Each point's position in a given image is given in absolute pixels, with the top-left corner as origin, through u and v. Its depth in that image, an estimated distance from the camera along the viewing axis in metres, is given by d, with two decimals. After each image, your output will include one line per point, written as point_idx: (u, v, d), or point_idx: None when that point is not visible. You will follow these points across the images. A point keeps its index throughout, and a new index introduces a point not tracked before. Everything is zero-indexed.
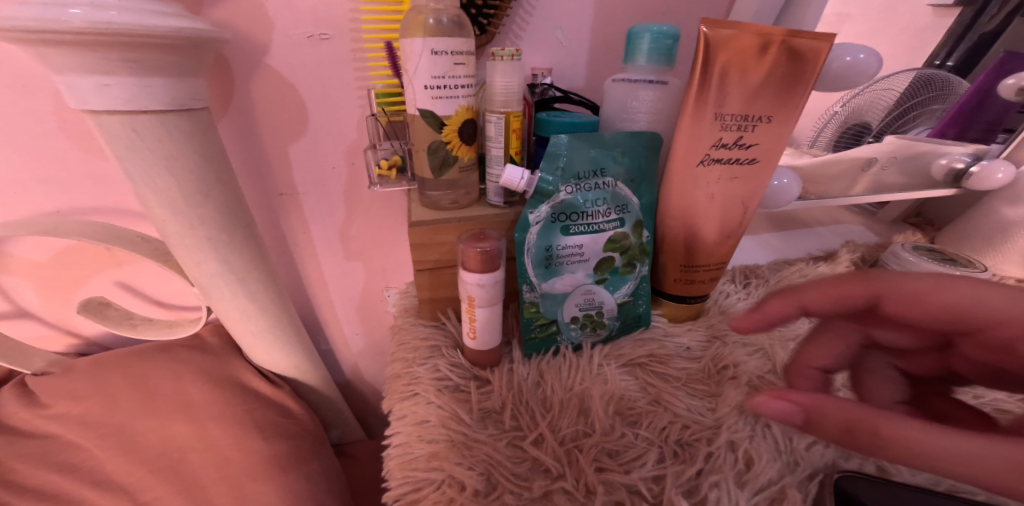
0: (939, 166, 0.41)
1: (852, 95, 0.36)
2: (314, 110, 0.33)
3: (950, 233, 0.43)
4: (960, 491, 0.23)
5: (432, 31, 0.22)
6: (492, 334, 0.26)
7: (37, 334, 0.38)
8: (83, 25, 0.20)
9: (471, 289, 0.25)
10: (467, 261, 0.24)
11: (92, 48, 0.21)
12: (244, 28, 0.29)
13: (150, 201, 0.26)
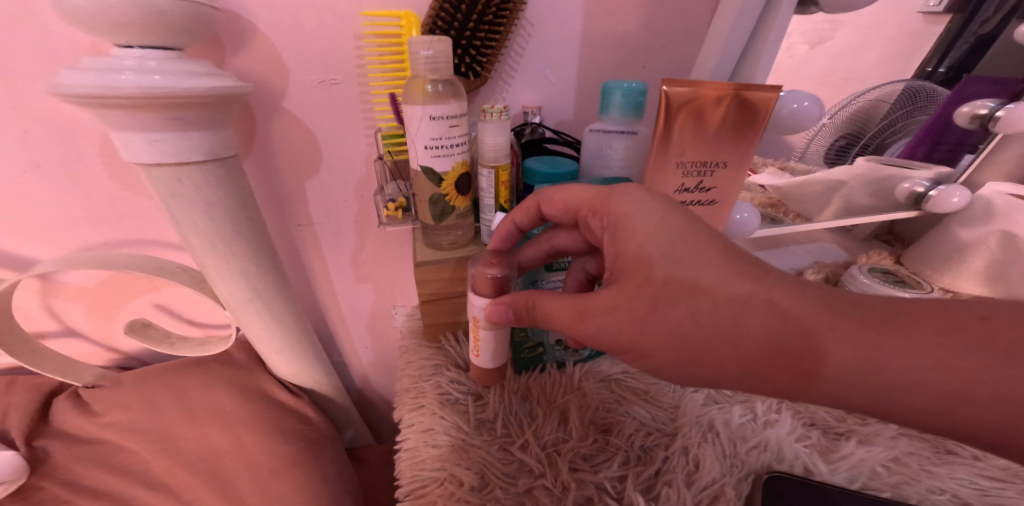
0: (901, 188, 0.45)
1: (841, 108, 0.40)
2: (328, 149, 0.37)
3: (915, 250, 0.46)
4: (872, 488, 0.26)
5: (429, 99, 0.26)
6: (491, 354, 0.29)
7: (84, 350, 0.42)
8: (135, 92, 0.24)
9: (477, 310, 0.28)
10: (477, 284, 0.28)
11: (145, 112, 0.25)
12: (264, 75, 0.33)
13: (192, 238, 0.30)
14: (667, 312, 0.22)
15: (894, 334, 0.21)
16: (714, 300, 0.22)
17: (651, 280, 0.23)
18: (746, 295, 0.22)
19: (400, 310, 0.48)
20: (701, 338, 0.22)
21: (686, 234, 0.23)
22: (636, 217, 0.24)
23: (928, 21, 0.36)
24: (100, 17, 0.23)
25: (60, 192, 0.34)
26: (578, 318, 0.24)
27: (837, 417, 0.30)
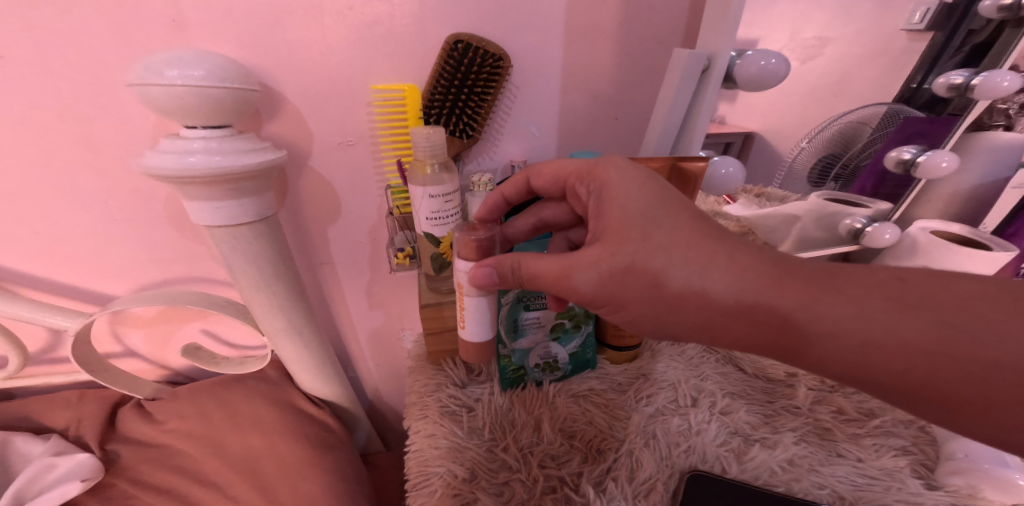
0: (844, 223, 0.52)
1: (817, 132, 0.50)
2: (346, 200, 0.44)
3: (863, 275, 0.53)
4: (773, 485, 0.32)
5: (427, 181, 0.34)
6: (478, 322, 0.34)
7: (141, 367, 0.50)
8: (206, 170, 0.31)
9: (463, 274, 0.33)
10: (462, 249, 0.33)
11: (211, 186, 0.32)
12: (293, 140, 0.40)
13: (242, 279, 0.38)
14: (646, 262, 0.28)
15: (830, 290, 0.26)
16: (684, 252, 0.27)
17: (633, 237, 0.28)
18: (712, 248, 0.27)
19: (408, 333, 0.55)
20: (674, 290, 0.27)
21: (661, 198, 0.29)
22: (620, 184, 0.31)
23: (913, 35, 0.43)
24: (184, 108, 0.31)
25: (133, 240, 0.42)
26: (564, 273, 0.29)
27: (757, 425, 0.36)
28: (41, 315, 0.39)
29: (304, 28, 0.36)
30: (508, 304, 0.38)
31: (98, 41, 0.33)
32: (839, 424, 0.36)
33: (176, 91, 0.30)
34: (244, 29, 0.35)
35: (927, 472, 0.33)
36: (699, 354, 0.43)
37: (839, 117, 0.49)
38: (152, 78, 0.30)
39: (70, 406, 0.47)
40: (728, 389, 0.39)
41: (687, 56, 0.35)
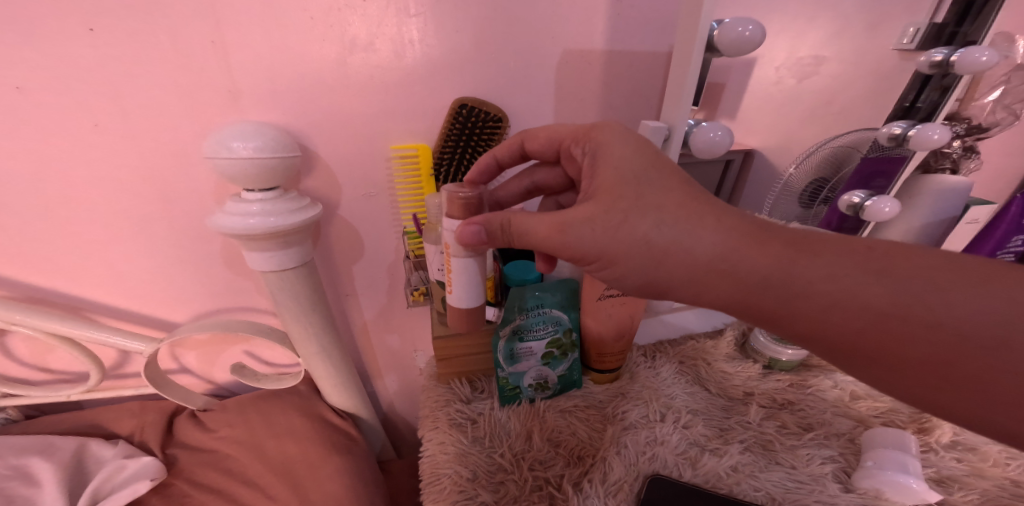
0: None
1: (805, 157, 0.59)
2: (368, 242, 0.52)
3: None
4: (718, 488, 0.41)
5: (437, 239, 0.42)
6: (465, 291, 0.39)
7: (191, 382, 0.58)
8: (263, 229, 0.39)
9: (449, 235, 0.38)
10: (453, 208, 0.37)
11: (266, 240, 0.41)
12: (327, 193, 0.48)
13: (287, 311, 0.47)
14: (637, 218, 0.32)
15: (804, 253, 0.31)
16: (671, 212, 0.32)
17: (625, 196, 0.33)
18: (699, 212, 0.32)
19: (421, 355, 0.62)
20: (660, 247, 0.32)
21: (651, 164, 0.34)
22: (615, 147, 0.35)
23: (905, 54, 0.56)
24: (247, 175, 0.39)
25: (194, 275, 0.50)
26: (557, 230, 0.34)
27: (711, 437, 0.45)
28: (122, 339, 0.48)
29: (341, 104, 0.45)
30: (503, 335, 0.45)
31: (181, 123, 0.42)
32: (781, 437, 0.46)
33: (239, 160, 0.38)
34: (293, 108, 0.44)
35: (846, 478, 0.43)
36: (670, 377, 0.53)
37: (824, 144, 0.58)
38: (221, 155, 0.38)
39: (134, 415, 0.56)
40: (692, 407, 0.49)
41: (651, 128, 0.44)
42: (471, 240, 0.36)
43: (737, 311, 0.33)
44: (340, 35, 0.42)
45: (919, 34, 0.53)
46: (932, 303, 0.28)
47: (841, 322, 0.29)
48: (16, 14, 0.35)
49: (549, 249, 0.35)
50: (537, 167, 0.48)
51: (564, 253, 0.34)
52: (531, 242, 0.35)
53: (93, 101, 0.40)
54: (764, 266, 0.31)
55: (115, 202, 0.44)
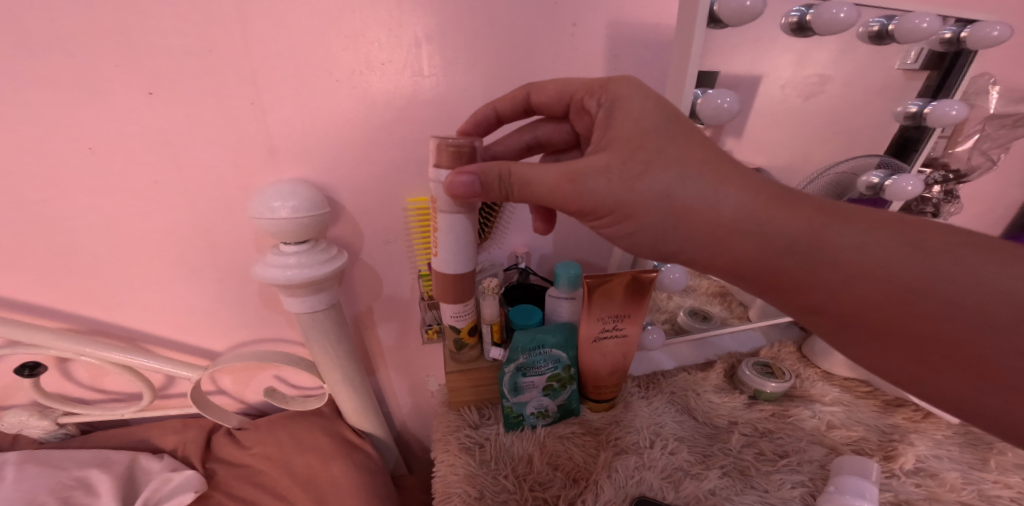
0: None
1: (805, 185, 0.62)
2: (387, 282, 0.58)
3: (810, 346, 0.70)
4: None
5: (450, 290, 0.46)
6: (447, 255, 0.44)
7: (226, 402, 0.65)
8: (300, 278, 0.45)
9: (434, 186, 0.41)
10: (441, 157, 0.40)
11: (301, 287, 0.47)
12: (350, 239, 0.54)
13: (316, 345, 0.53)
14: (656, 176, 0.35)
15: (832, 220, 0.35)
16: (693, 170, 0.35)
17: (643, 151, 0.35)
18: (727, 170, 0.35)
19: (432, 380, 0.68)
20: (686, 205, 0.35)
21: (666, 122, 0.36)
22: (632, 103, 0.37)
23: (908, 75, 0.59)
24: (284, 230, 0.44)
25: (234, 307, 0.56)
26: (569, 181, 0.36)
27: (694, 462, 0.51)
28: (173, 367, 0.54)
29: (366, 161, 0.51)
30: (509, 371, 0.50)
31: (228, 183, 0.48)
32: (757, 462, 0.52)
33: (277, 218, 0.43)
34: (323, 167, 0.50)
35: (813, 501, 0.48)
36: (661, 406, 0.59)
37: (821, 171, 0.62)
38: (263, 214, 0.43)
39: (176, 431, 0.61)
40: (679, 434, 0.55)
41: None
42: (464, 191, 0.38)
43: (770, 280, 0.36)
44: (367, 102, 0.48)
45: (922, 55, 0.57)
46: (946, 269, 0.32)
47: (866, 289, 0.33)
48: (99, 93, 0.42)
49: (561, 199, 0.37)
50: (541, 122, 0.51)
51: (577, 202, 0.36)
52: (543, 192, 0.37)
53: (157, 161, 0.46)
54: (794, 229, 0.35)
55: (169, 246, 0.50)
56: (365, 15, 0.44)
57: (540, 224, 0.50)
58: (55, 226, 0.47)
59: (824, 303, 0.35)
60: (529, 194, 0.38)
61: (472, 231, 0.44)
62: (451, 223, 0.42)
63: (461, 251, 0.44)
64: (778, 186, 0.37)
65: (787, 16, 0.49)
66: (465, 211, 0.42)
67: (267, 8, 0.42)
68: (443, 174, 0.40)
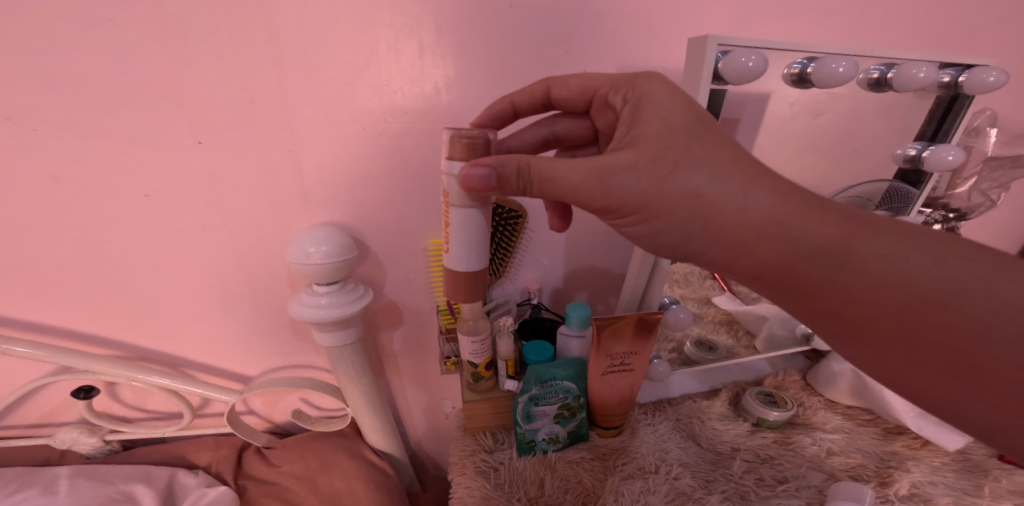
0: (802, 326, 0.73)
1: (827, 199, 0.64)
2: (407, 314, 0.62)
3: (815, 375, 0.72)
4: None
5: (469, 330, 0.52)
6: (458, 250, 0.42)
7: (255, 421, 0.69)
8: (332, 317, 0.49)
9: (447, 181, 0.40)
10: (455, 151, 0.39)
11: (332, 325, 0.51)
12: (374, 275, 0.58)
13: (342, 374, 0.57)
14: (687, 172, 0.34)
15: (863, 228, 0.34)
16: (722, 168, 0.34)
17: (675, 146, 0.35)
18: (755, 173, 0.35)
19: (447, 402, 0.72)
20: (712, 205, 0.34)
21: (696, 120, 0.36)
22: (662, 100, 0.37)
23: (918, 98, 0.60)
24: (318, 273, 0.48)
25: (266, 335, 0.60)
26: (598, 176, 0.34)
27: (697, 487, 0.53)
28: (209, 391, 0.58)
29: (389, 201, 0.54)
30: (522, 401, 0.53)
31: (264, 225, 0.53)
32: (757, 487, 0.54)
33: (311, 263, 0.48)
34: (350, 209, 0.54)
35: None
36: (667, 432, 0.61)
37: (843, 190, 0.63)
38: (300, 258, 0.48)
39: (210, 448, 0.66)
40: (683, 459, 0.57)
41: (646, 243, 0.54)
42: (477, 184, 0.36)
43: (789, 291, 0.36)
44: (392, 147, 0.52)
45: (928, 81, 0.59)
46: (977, 283, 0.31)
47: (886, 298, 0.32)
48: (154, 144, 0.46)
49: (586, 195, 0.35)
50: (559, 118, 0.52)
51: (602, 199, 0.35)
52: (566, 188, 0.35)
53: (201, 203, 0.50)
54: (826, 234, 0.34)
55: (209, 277, 0.54)
56: (391, 70, 0.48)
57: (556, 221, 0.50)
58: (110, 262, 0.51)
59: (838, 308, 0.34)
60: (549, 189, 0.36)
61: (486, 226, 0.42)
62: (463, 218, 0.40)
63: (474, 246, 0.42)
64: (807, 190, 0.36)
65: (789, 68, 0.51)
66: (478, 205, 0.40)
67: (304, 64, 0.46)
68: (457, 166, 0.39)
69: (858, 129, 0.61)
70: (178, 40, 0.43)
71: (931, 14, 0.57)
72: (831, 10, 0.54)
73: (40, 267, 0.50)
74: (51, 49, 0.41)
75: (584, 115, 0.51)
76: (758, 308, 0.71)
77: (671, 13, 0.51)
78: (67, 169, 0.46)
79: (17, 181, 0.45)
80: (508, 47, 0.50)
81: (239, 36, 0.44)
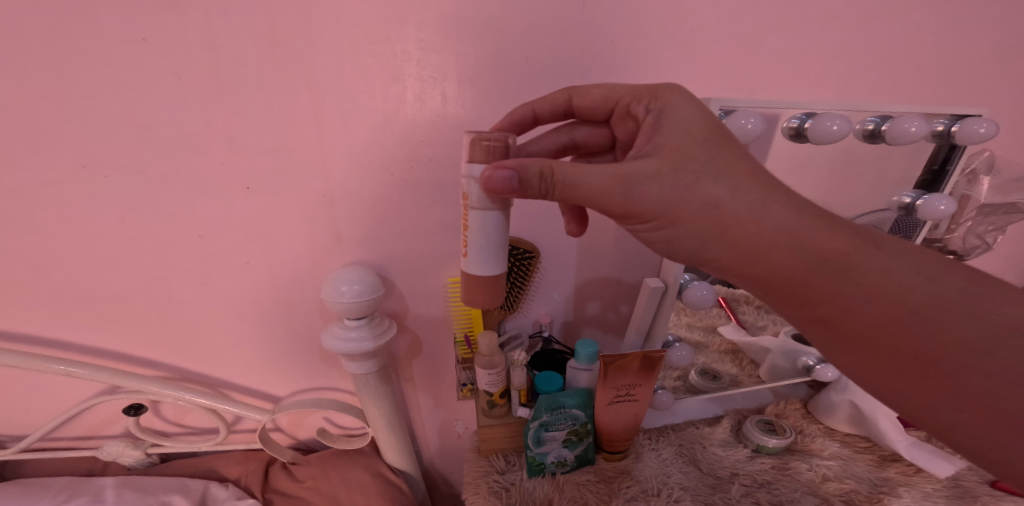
0: (802, 358, 0.77)
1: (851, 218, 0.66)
2: (426, 342, 0.67)
3: (815, 403, 0.75)
4: None
5: (486, 364, 0.57)
6: (477, 253, 0.42)
7: (281, 437, 0.75)
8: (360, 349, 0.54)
9: (468, 184, 0.41)
10: (476, 154, 0.41)
11: (362, 357, 0.57)
12: (397, 306, 0.63)
13: (366, 398, 0.62)
14: (707, 181, 0.36)
15: (869, 245, 0.37)
16: (740, 181, 0.37)
17: (695, 158, 0.37)
18: (770, 186, 0.37)
19: (461, 423, 0.77)
20: (731, 214, 0.36)
21: (716, 133, 0.38)
22: (683, 112, 0.39)
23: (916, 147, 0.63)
24: (349, 309, 0.53)
25: (296, 358, 0.66)
26: (622, 184, 0.36)
27: None
28: (244, 410, 0.63)
29: (414, 238, 0.59)
30: (533, 426, 0.57)
31: (300, 261, 0.58)
32: None
33: (344, 300, 0.52)
34: (377, 247, 0.58)
35: None
36: (669, 456, 0.65)
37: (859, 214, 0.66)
38: (334, 293, 0.53)
39: (240, 462, 0.70)
40: (684, 483, 0.61)
41: (650, 290, 0.59)
42: (501, 187, 0.37)
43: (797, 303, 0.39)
44: (416, 189, 0.56)
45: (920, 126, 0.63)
46: (961, 309, 0.35)
47: (880, 309, 0.36)
48: (207, 188, 0.52)
49: (609, 200, 0.36)
50: (578, 125, 0.53)
51: (624, 205, 0.36)
52: (590, 192, 0.36)
53: (246, 239, 0.55)
54: (831, 247, 0.37)
55: (251, 304, 0.60)
56: (417, 118, 0.52)
57: (574, 225, 0.52)
58: (165, 293, 0.57)
59: (834, 316, 0.37)
60: (572, 193, 0.37)
61: (506, 230, 0.42)
62: (482, 220, 0.41)
63: (492, 250, 0.42)
64: (815, 205, 0.39)
65: (788, 122, 0.55)
66: (498, 207, 0.41)
67: (339, 113, 0.50)
68: (478, 169, 0.40)
69: (858, 173, 0.64)
70: (230, 95, 0.47)
71: (928, 66, 0.59)
72: (829, 65, 0.57)
73: (105, 296, 0.56)
74: (124, 108, 0.47)
75: (603, 124, 0.53)
76: (761, 341, 0.75)
77: (679, 67, 0.54)
78: (134, 213, 0.52)
79: (92, 224, 0.52)
80: (525, 98, 0.53)
81: (282, 89, 0.48)
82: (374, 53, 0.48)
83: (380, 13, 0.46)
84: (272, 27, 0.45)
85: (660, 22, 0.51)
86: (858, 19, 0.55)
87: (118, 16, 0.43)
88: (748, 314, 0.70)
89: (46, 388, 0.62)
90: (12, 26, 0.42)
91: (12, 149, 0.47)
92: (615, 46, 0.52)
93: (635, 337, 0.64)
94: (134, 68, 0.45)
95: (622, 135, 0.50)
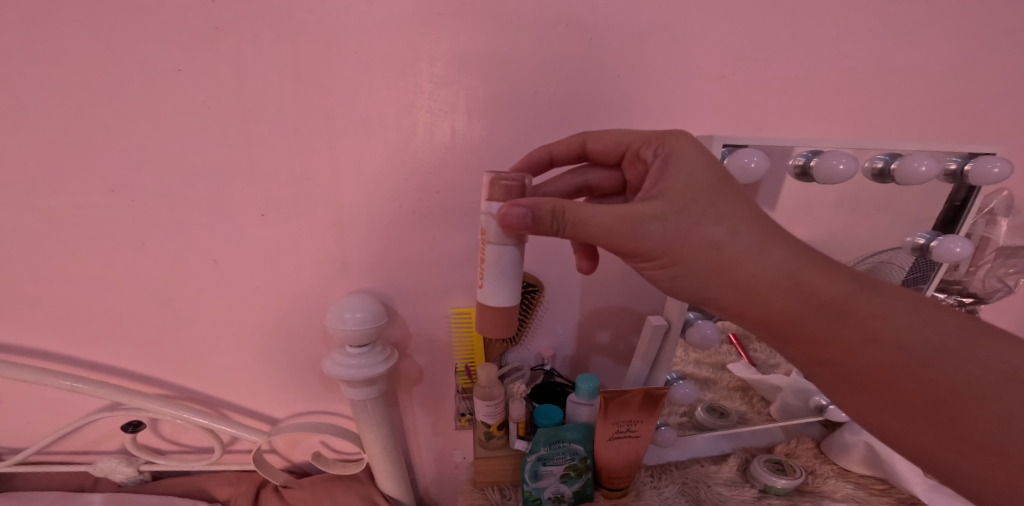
0: (815, 398, 0.75)
1: (857, 262, 0.66)
2: (429, 371, 0.67)
3: (828, 443, 0.72)
4: None
5: (485, 396, 0.56)
6: (493, 286, 0.42)
7: (275, 458, 0.74)
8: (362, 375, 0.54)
9: (484, 221, 0.41)
10: (492, 191, 0.41)
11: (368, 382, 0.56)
12: (400, 333, 0.63)
13: (363, 426, 0.61)
14: (712, 224, 0.36)
15: (870, 291, 0.36)
16: (743, 224, 0.36)
17: (699, 202, 0.36)
18: (773, 230, 0.37)
19: (458, 453, 0.75)
20: (733, 255, 0.36)
21: (721, 178, 0.38)
22: (687, 157, 0.39)
23: (935, 186, 0.62)
24: (351, 337, 0.53)
25: (298, 382, 0.66)
26: (628, 223, 0.36)
27: None
28: (242, 431, 0.62)
29: (420, 267, 0.59)
30: (530, 460, 0.56)
31: (303, 286, 0.58)
32: None
33: (346, 327, 0.52)
34: (381, 275, 0.59)
35: None
36: (671, 495, 0.63)
37: (868, 256, 0.65)
38: (336, 319, 0.53)
39: (230, 484, 0.69)
40: None
41: (653, 327, 0.58)
42: (515, 223, 0.37)
43: (806, 351, 0.38)
44: (422, 218, 0.56)
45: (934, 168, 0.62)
46: (979, 357, 0.33)
47: (887, 354, 0.35)
48: (219, 213, 0.53)
49: (614, 239, 0.36)
50: (592, 168, 0.53)
51: (630, 244, 0.36)
52: (598, 231, 0.36)
53: (255, 263, 0.56)
54: (832, 290, 0.36)
55: (254, 327, 0.60)
56: (427, 149, 0.53)
57: (585, 261, 0.52)
58: (172, 313, 0.58)
59: (838, 359, 0.36)
60: (581, 231, 0.37)
61: (520, 264, 0.42)
62: (498, 255, 0.41)
63: (506, 283, 0.42)
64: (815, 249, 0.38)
65: (794, 160, 0.54)
66: (513, 242, 0.41)
67: (353, 143, 0.51)
68: (496, 206, 0.41)
69: (867, 212, 0.63)
70: (250, 124, 0.49)
71: (940, 107, 0.59)
72: (837, 106, 0.57)
73: (115, 314, 0.57)
74: (150, 134, 0.48)
75: (615, 166, 0.53)
76: (774, 379, 0.73)
77: (686, 103, 0.55)
78: (151, 235, 0.53)
79: (104, 244, 0.53)
80: (537, 136, 0.54)
81: (300, 119, 0.49)
82: (390, 86, 0.49)
83: (396, 47, 0.48)
84: (295, 61, 0.47)
85: (666, 60, 0.52)
86: (865, 64, 0.55)
87: (153, 50, 0.45)
88: (760, 352, 0.69)
89: (52, 401, 0.63)
90: (56, 58, 0.44)
91: (41, 172, 0.48)
92: (622, 82, 0.53)
93: (639, 373, 0.63)
94: (159, 98, 0.47)
95: (635, 182, 0.50)
